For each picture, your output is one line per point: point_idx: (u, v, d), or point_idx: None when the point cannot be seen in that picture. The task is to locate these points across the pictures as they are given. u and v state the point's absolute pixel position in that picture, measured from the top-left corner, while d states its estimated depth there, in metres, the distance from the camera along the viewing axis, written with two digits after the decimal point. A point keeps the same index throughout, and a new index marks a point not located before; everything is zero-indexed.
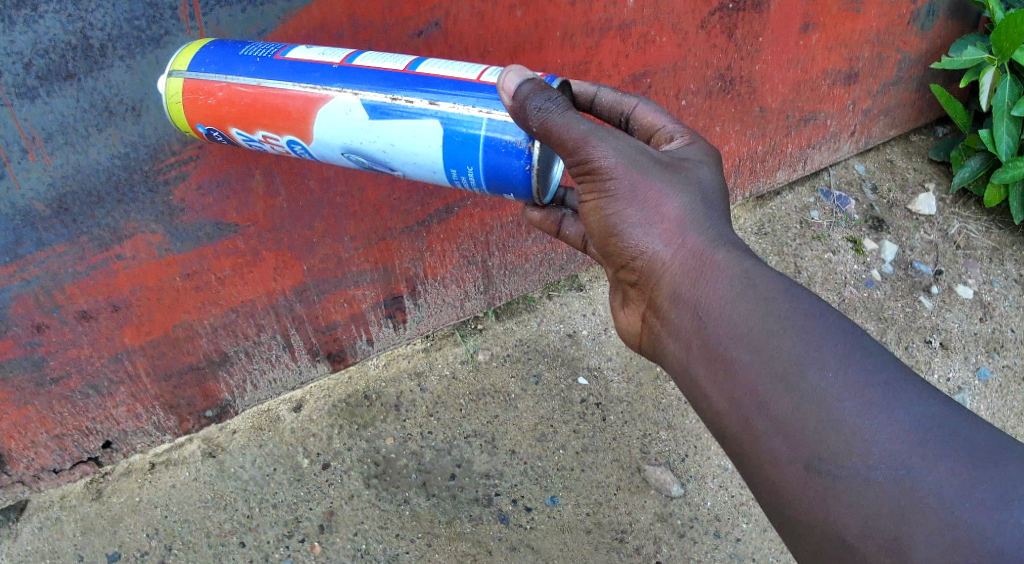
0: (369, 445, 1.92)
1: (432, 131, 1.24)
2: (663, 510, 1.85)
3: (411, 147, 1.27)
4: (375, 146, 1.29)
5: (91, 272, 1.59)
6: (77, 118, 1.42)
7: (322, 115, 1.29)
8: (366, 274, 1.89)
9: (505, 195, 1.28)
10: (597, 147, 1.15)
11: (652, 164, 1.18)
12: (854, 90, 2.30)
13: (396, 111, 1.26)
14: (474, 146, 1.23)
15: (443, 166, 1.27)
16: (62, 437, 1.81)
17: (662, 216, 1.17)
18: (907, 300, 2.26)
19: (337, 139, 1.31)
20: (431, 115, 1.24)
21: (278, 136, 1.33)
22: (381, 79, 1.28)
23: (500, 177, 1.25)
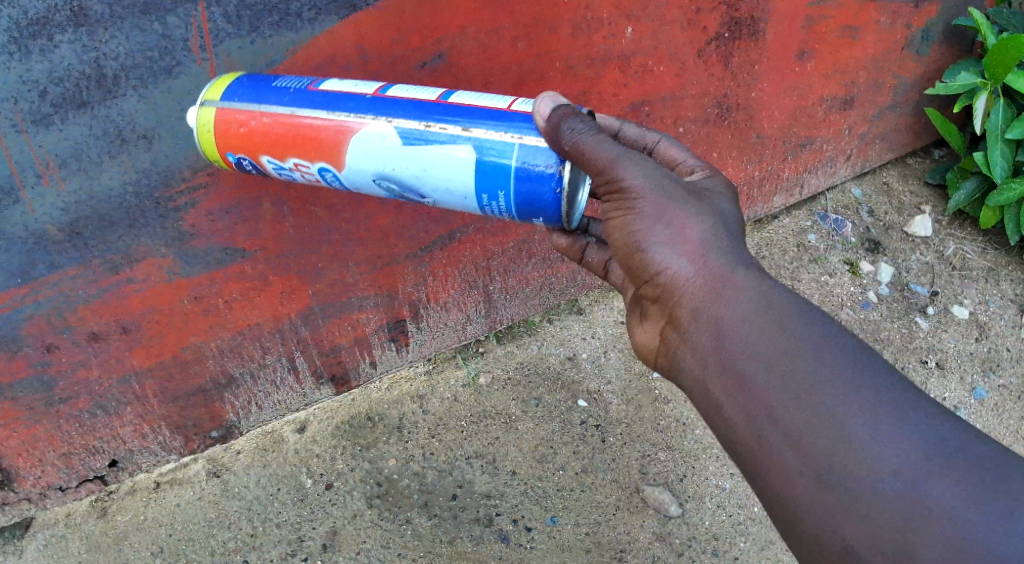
0: (372, 465, 1.95)
1: (464, 156, 1.28)
2: (661, 530, 1.88)
3: (442, 174, 1.30)
4: (407, 172, 1.32)
5: (102, 295, 1.64)
6: (91, 144, 1.47)
7: (355, 143, 1.33)
8: (371, 298, 1.92)
9: (534, 221, 1.32)
10: (625, 169, 1.23)
11: (677, 190, 1.23)
12: (849, 115, 2.35)
13: (427, 138, 1.30)
14: (505, 172, 1.27)
15: (473, 192, 1.30)
16: (69, 456, 1.84)
17: (685, 238, 1.21)
18: (904, 321, 2.30)
19: (369, 166, 1.34)
20: (463, 142, 1.28)
21: (310, 164, 1.37)
22: (414, 109, 1.32)
23: (530, 202, 1.28)
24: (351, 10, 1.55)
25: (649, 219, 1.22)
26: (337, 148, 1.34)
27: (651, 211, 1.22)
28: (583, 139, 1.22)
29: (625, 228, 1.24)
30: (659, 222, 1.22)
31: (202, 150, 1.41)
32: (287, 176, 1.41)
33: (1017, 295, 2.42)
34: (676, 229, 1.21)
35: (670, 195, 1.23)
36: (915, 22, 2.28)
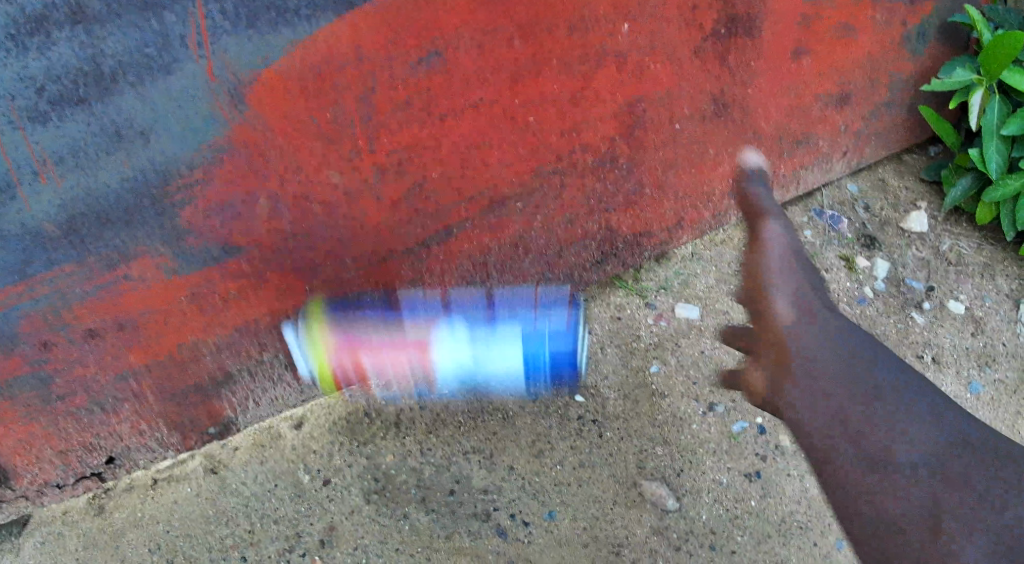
0: (369, 461, 1.96)
1: (511, 356, 1.80)
2: (659, 524, 1.89)
3: (501, 364, 1.82)
4: (473, 377, 1.86)
5: (99, 292, 1.63)
6: (88, 142, 1.47)
7: (435, 353, 1.84)
8: (366, 294, 1.89)
9: (561, 371, 1.86)
10: (772, 226, 1.29)
11: (801, 251, 1.27)
12: (845, 112, 2.36)
13: (484, 338, 1.82)
14: (536, 352, 1.79)
15: (521, 369, 1.83)
16: (66, 453, 1.85)
17: (798, 285, 1.23)
18: (899, 316, 2.32)
19: (448, 376, 1.86)
20: (511, 345, 1.79)
21: (408, 388, 1.89)
22: (472, 337, 1.83)
23: (558, 365, 1.83)
24: (348, 9, 1.56)
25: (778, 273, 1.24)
26: (424, 354, 1.85)
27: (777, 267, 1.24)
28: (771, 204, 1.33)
29: (752, 276, 1.26)
30: (786, 278, 1.23)
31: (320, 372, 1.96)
32: (380, 369, 1.90)
33: (1013, 290, 2.43)
34: (802, 285, 1.23)
35: (801, 260, 1.26)
36: (909, 20, 2.31)
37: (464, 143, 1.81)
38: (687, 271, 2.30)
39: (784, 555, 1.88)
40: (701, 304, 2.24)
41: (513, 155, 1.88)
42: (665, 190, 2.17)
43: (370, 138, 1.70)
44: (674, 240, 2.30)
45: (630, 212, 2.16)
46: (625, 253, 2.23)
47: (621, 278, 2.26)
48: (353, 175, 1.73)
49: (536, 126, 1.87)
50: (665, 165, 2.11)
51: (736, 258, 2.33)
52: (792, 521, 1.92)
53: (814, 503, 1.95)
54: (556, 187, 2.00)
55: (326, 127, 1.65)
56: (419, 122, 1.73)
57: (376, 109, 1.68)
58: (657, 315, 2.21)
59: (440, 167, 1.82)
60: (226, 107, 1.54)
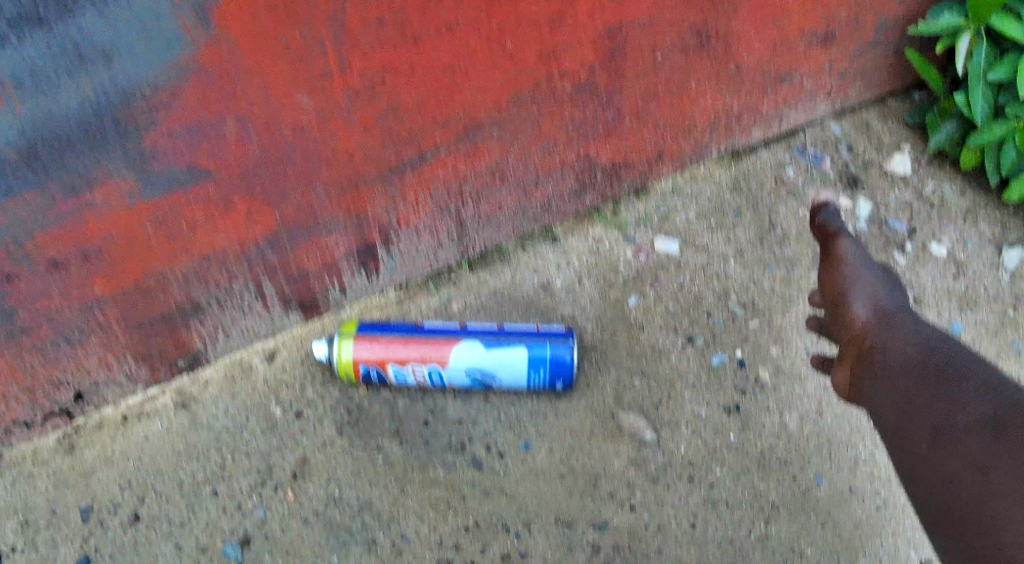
0: (342, 393, 1.93)
1: (519, 353, 1.88)
2: (636, 456, 1.89)
3: (508, 366, 1.88)
4: (485, 364, 1.88)
5: (62, 220, 1.56)
6: (48, 64, 1.38)
7: (452, 349, 1.88)
8: (339, 222, 1.88)
9: (556, 383, 1.90)
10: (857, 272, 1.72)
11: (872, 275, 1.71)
12: (831, 50, 2.31)
13: (496, 344, 1.89)
14: (542, 357, 1.88)
15: (524, 370, 1.88)
16: (33, 390, 1.80)
17: (865, 291, 1.67)
18: (880, 255, 2.31)
19: (463, 360, 1.88)
20: (520, 345, 1.88)
21: (423, 362, 1.88)
22: (486, 336, 1.90)
23: (557, 368, 1.88)
24: None
25: (856, 278, 1.72)
26: (441, 350, 1.88)
27: (855, 276, 1.73)
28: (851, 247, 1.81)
29: (837, 285, 1.74)
30: (862, 283, 1.69)
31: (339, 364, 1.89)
32: (402, 379, 1.90)
33: (994, 234, 2.42)
34: (876, 288, 1.67)
35: (873, 264, 1.75)
36: None
37: (440, 64, 1.74)
38: (667, 206, 2.29)
39: (763, 490, 1.88)
40: (680, 238, 2.24)
41: (489, 80, 1.83)
42: (644, 120, 2.14)
43: (341, 59, 1.63)
44: (655, 173, 2.30)
45: (609, 141, 2.13)
46: (603, 184, 2.22)
47: (599, 212, 2.26)
48: (322, 96, 1.66)
49: (513, 50, 1.80)
50: (646, 94, 2.07)
51: (716, 192, 2.33)
52: (772, 455, 1.93)
53: (793, 438, 1.96)
54: (533, 114, 1.95)
55: (295, 45, 1.57)
56: (392, 43, 1.65)
57: (347, 27, 1.59)
58: (635, 248, 2.20)
59: (414, 91, 1.75)
60: (190, 25, 1.45)
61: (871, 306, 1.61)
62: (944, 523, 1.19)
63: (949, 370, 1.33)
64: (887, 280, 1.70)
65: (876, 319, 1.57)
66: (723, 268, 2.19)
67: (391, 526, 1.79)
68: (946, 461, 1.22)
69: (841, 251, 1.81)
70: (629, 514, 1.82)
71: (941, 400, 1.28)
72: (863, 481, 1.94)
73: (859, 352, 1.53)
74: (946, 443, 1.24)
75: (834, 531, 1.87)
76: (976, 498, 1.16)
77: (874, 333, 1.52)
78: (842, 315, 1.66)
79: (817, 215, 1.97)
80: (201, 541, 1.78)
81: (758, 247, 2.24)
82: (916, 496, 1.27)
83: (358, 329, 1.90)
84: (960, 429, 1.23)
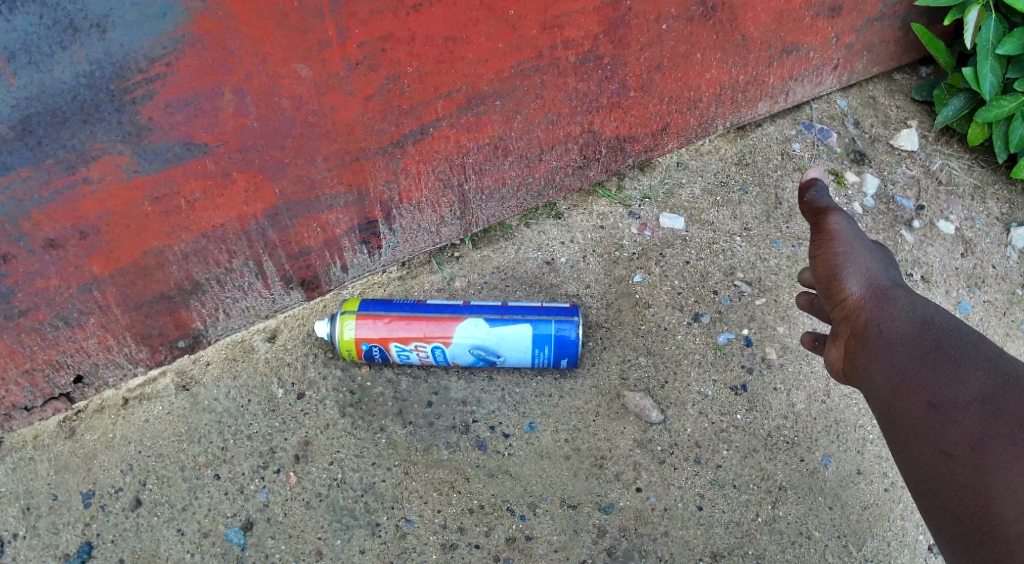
0: (344, 373, 1.91)
1: (524, 330, 1.85)
2: (642, 436, 1.86)
3: (513, 344, 1.85)
4: (491, 343, 1.85)
5: (58, 197, 1.54)
6: (41, 35, 1.38)
7: (457, 328, 1.85)
8: (340, 198, 1.85)
9: (561, 360, 1.87)
10: (848, 243, 1.57)
11: (871, 246, 1.57)
12: (837, 23, 2.27)
13: (501, 322, 1.86)
14: (547, 335, 1.85)
15: (529, 348, 1.85)
16: (33, 372, 1.77)
17: (863, 267, 1.52)
18: (889, 233, 2.27)
19: (468, 339, 1.85)
20: (524, 322, 1.85)
21: (427, 342, 1.85)
22: (491, 312, 1.88)
23: (562, 346, 1.85)
24: None
25: (847, 252, 1.56)
26: (444, 328, 1.85)
27: (846, 250, 1.56)
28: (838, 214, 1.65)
29: (823, 261, 1.58)
30: (855, 258, 1.54)
31: (342, 344, 1.86)
32: (405, 357, 1.88)
33: (1003, 212, 2.39)
34: (872, 263, 1.52)
35: (868, 241, 1.59)
36: None
37: (439, 34, 1.71)
38: (672, 179, 2.26)
39: (771, 471, 1.85)
40: (686, 214, 2.20)
41: (490, 50, 1.79)
42: (649, 92, 2.10)
43: (338, 27, 1.60)
44: (660, 148, 2.26)
45: (614, 114, 2.10)
46: (607, 158, 2.19)
47: (603, 186, 2.23)
48: (321, 67, 1.63)
49: (514, 19, 1.77)
50: (650, 65, 2.03)
51: (721, 168, 2.30)
52: (779, 436, 1.89)
53: (800, 418, 1.92)
54: (534, 86, 1.91)
55: (290, 12, 1.54)
56: (390, 11, 1.63)
57: None
58: (640, 224, 2.17)
59: (414, 61, 1.72)
60: None
61: (865, 281, 1.49)
62: (943, 503, 1.17)
63: (954, 341, 1.28)
64: (882, 255, 1.56)
65: (872, 294, 1.45)
66: (729, 246, 2.16)
67: (394, 509, 1.76)
68: (943, 439, 1.19)
69: (833, 226, 1.62)
70: (635, 496, 1.79)
71: (937, 371, 1.25)
72: (871, 462, 1.91)
73: (856, 328, 1.43)
74: (943, 418, 1.21)
75: (842, 513, 1.84)
76: (976, 478, 1.13)
77: (871, 306, 1.43)
78: (833, 292, 1.53)
79: (807, 191, 1.76)
80: (203, 525, 1.75)
81: (765, 223, 2.21)
82: (910, 472, 1.24)
83: (361, 307, 1.87)
84: (958, 403, 1.20)
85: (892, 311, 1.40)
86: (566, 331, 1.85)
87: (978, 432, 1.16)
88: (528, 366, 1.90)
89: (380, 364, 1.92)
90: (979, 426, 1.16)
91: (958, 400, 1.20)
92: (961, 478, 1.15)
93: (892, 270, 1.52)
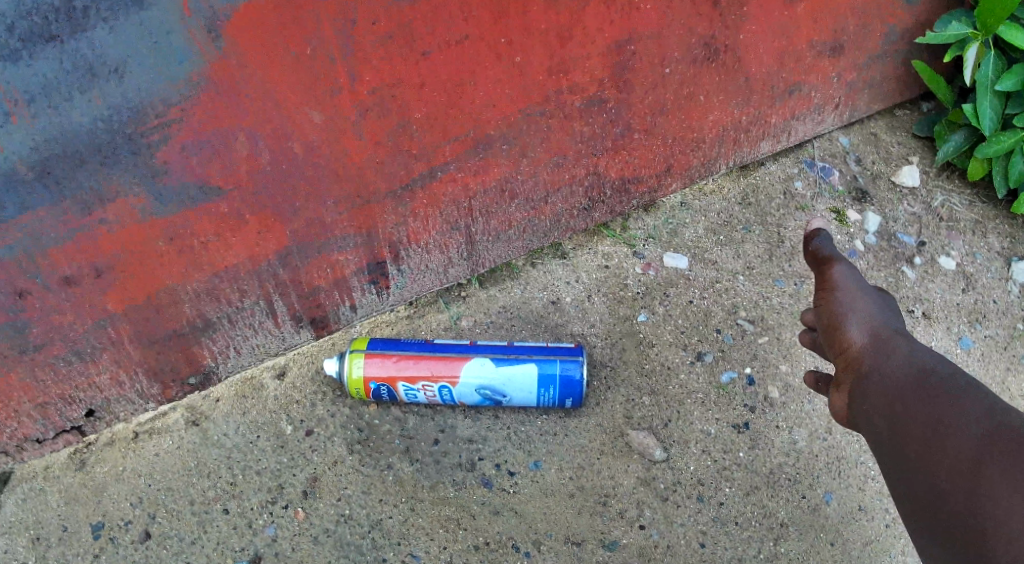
0: (352, 411, 1.94)
1: (529, 370, 1.87)
2: (646, 475, 1.88)
3: (518, 383, 1.88)
4: (497, 383, 1.88)
5: (74, 237, 1.58)
6: (60, 79, 1.43)
7: (463, 367, 1.88)
8: (349, 239, 1.89)
9: (565, 400, 1.90)
10: (850, 293, 1.61)
11: (873, 295, 1.60)
12: (838, 62, 2.31)
13: (506, 362, 1.89)
14: (551, 374, 1.88)
15: (534, 388, 1.88)
16: (46, 406, 1.80)
17: (863, 316, 1.55)
18: (890, 271, 2.29)
19: (474, 379, 1.88)
20: (529, 362, 1.88)
21: (434, 381, 1.88)
22: (496, 351, 1.91)
23: (566, 386, 1.88)
24: None
25: (850, 303, 1.59)
26: (451, 367, 1.88)
27: (848, 299, 1.60)
28: (842, 264, 1.69)
29: (827, 310, 1.61)
30: (858, 307, 1.57)
31: (350, 383, 1.89)
32: (412, 396, 1.91)
33: (1004, 248, 2.42)
34: (873, 312, 1.55)
35: (869, 290, 1.62)
36: None
37: (449, 79, 1.76)
38: (675, 220, 2.30)
39: (772, 508, 1.87)
40: (689, 254, 2.23)
41: (498, 95, 1.84)
42: (653, 134, 2.14)
43: (350, 74, 1.65)
44: (664, 188, 2.30)
45: (618, 156, 2.14)
46: (612, 199, 2.23)
47: (607, 227, 2.26)
48: (332, 111, 1.68)
49: (521, 65, 1.82)
50: (654, 107, 2.08)
51: (724, 207, 2.33)
52: (781, 474, 1.91)
53: (802, 456, 1.94)
54: (541, 129, 1.96)
55: (303, 59, 1.59)
56: (400, 57, 1.68)
57: (355, 40, 1.62)
58: (645, 264, 2.20)
59: (423, 107, 1.77)
60: (201, 41, 1.49)
61: (867, 330, 1.52)
62: (938, 516, 1.19)
63: (951, 385, 1.30)
64: (884, 304, 1.58)
65: (873, 344, 1.48)
66: (733, 284, 2.19)
67: (401, 545, 1.78)
68: (941, 459, 1.22)
69: (837, 281, 1.65)
70: (639, 533, 1.81)
71: (937, 407, 1.28)
72: (872, 498, 1.93)
73: (858, 376, 1.45)
74: (941, 442, 1.23)
75: (843, 551, 1.85)
76: (970, 488, 1.16)
77: (872, 355, 1.46)
78: (835, 340, 1.56)
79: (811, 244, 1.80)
80: (211, 559, 1.78)
81: (768, 262, 2.24)
82: (908, 491, 1.26)
83: (368, 346, 1.91)
84: (956, 430, 1.23)
85: (893, 357, 1.42)
86: (570, 371, 1.88)
87: (974, 448, 1.19)
88: (534, 406, 1.93)
89: (387, 402, 1.95)
90: (977, 444, 1.19)
91: (957, 425, 1.23)
92: (956, 492, 1.18)
93: (892, 316, 1.55)
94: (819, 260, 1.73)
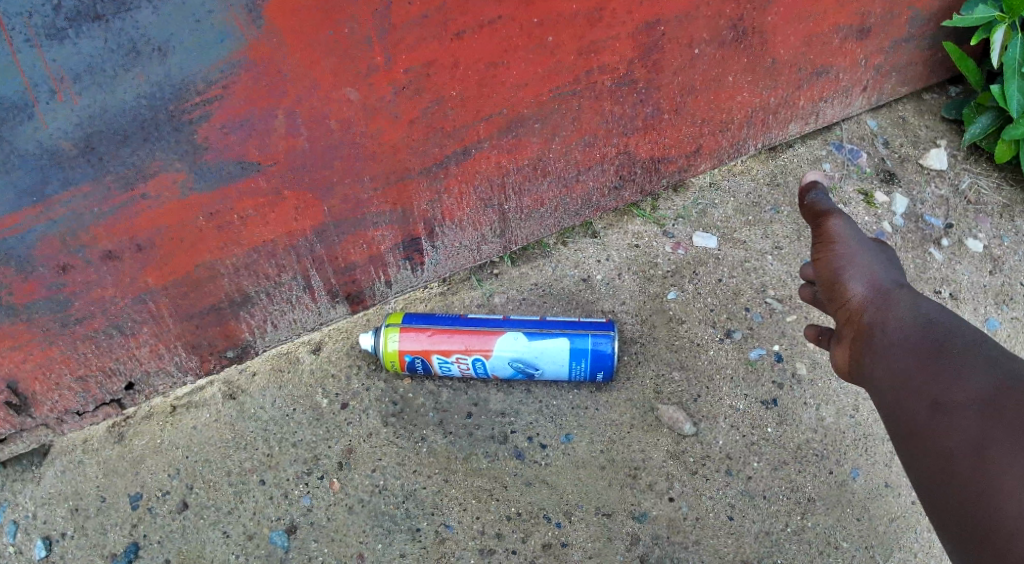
0: (387, 385, 1.99)
1: (560, 343, 1.91)
2: (675, 448, 1.91)
3: (550, 357, 1.92)
4: (530, 356, 1.92)
5: (116, 213, 1.63)
6: (104, 58, 1.47)
7: (496, 339, 1.92)
8: (385, 215, 1.92)
9: (597, 373, 1.93)
10: (848, 247, 1.62)
11: (873, 249, 1.61)
12: (865, 45, 2.32)
13: (536, 334, 1.93)
14: (581, 347, 1.91)
15: (565, 360, 1.92)
16: (85, 379, 1.86)
17: (863, 269, 1.56)
18: (917, 252, 2.31)
19: (508, 352, 1.92)
20: (560, 335, 1.92)
21: (468, 355, 1.92)
22: (530, 325, 1.95)
23: (597, 359, 1.92)
24: None
25: (849, 256, 1.60)
26: (484, 341, 1.92)
27: (848, 255, 1.60)
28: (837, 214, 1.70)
29: (825, 265, 1.62)
30: (857, 261, 1.58)
31: (386, 354, 1.93)
32: (446, 369, 1.95)
33: None
34: (874, 267, 1.56)
35: (868, 243, 1.63)
36: None
37: (482, 61, 1.79)
38: (704, 200, 2.32)
39: (800, 483, 1.89)
40: (718, 234, 2.26)
41: (530, 75, 1.87)
42: (682, 114, 2.16)
43: (386, 54, 1.68)
44: (694, 169, 2.33)
45: (649, 136, 2.16)
46: (642, 179, 2.25)
47: (638, 206, 2.29)
48: (368, 91, 1.71)
49: (553, 45, 1.84)
50: (683, 88, 2.10)
51: (753, 188, 2.36)
52: (809, 449, 1.94)
53: (830, 432, 1.97)
54: (573, 109, 1.98)
55: (340, 39, 1.62)
56: (434, 38, 1.71)
57: (391, 22, 1.65)
58: (674, 243, 2.23)
59: (457, 86, 1.80)
60: (242, 20, 1.52)
61: (867, 282, 1.53)
62: (956, 517, 1.18)
63: (952, 345, 1.30)
64: (883, 257, 1.60)
65: (875, 297, 1.49)
66: (761, 264, 2.21)
67: (434, 515, 1.83)
68: (953, 455, 1.20)
69: (834, 232, 1.65)
70: (667, 505, 1.84)
71: (941, 388, 1.26)
72: (899, 475, 1.95)
73: (858, 333, 1.47)
74: (945, 419, 1.23)
75: (869, 526, 1.87)
76: (979, 490, 1.15)
77: (873, 309, 1.47)
78: (835, 295, 1.58)
79: (809, 198, 1.80)
80: (248, 528, 1.82)
81: (796, 242, 2.26)
82: (925, 490, 1.25)
83: (404, 321, 1.96)
84: (959, 418, 1.21)
85: (893, 311, 1.44)
86: (600, 345, 1.92)
87: (977, 442, 1.17)
88: (566, 380, 1.97)
89: (421, 376, 1.99)
90: (980, 438, 1.17)
91: (958, 410, 1.22)
92: (967, 491, 1.16)
93: (892, 271, 1.56)
94: (816, 212, 1.73)
